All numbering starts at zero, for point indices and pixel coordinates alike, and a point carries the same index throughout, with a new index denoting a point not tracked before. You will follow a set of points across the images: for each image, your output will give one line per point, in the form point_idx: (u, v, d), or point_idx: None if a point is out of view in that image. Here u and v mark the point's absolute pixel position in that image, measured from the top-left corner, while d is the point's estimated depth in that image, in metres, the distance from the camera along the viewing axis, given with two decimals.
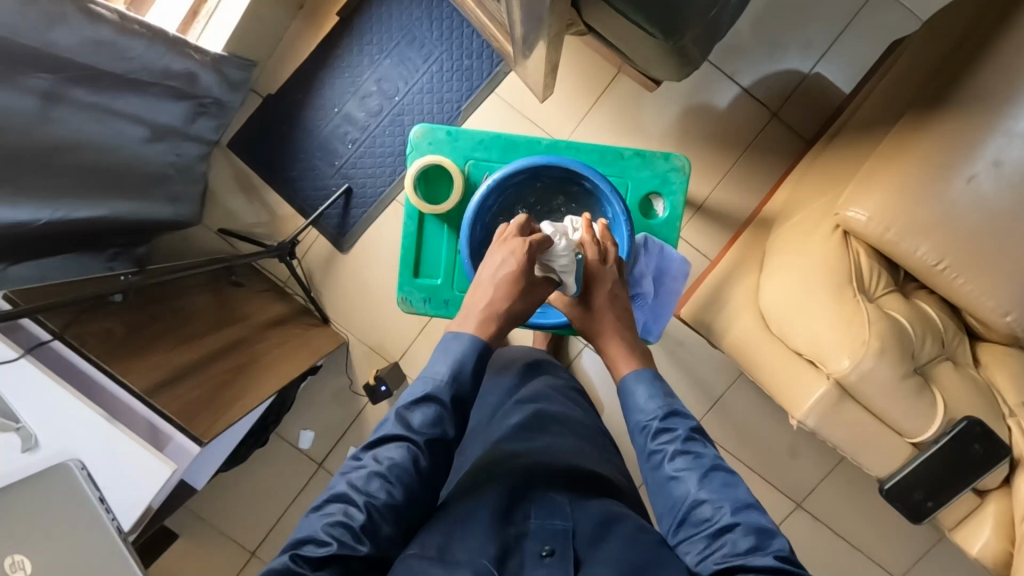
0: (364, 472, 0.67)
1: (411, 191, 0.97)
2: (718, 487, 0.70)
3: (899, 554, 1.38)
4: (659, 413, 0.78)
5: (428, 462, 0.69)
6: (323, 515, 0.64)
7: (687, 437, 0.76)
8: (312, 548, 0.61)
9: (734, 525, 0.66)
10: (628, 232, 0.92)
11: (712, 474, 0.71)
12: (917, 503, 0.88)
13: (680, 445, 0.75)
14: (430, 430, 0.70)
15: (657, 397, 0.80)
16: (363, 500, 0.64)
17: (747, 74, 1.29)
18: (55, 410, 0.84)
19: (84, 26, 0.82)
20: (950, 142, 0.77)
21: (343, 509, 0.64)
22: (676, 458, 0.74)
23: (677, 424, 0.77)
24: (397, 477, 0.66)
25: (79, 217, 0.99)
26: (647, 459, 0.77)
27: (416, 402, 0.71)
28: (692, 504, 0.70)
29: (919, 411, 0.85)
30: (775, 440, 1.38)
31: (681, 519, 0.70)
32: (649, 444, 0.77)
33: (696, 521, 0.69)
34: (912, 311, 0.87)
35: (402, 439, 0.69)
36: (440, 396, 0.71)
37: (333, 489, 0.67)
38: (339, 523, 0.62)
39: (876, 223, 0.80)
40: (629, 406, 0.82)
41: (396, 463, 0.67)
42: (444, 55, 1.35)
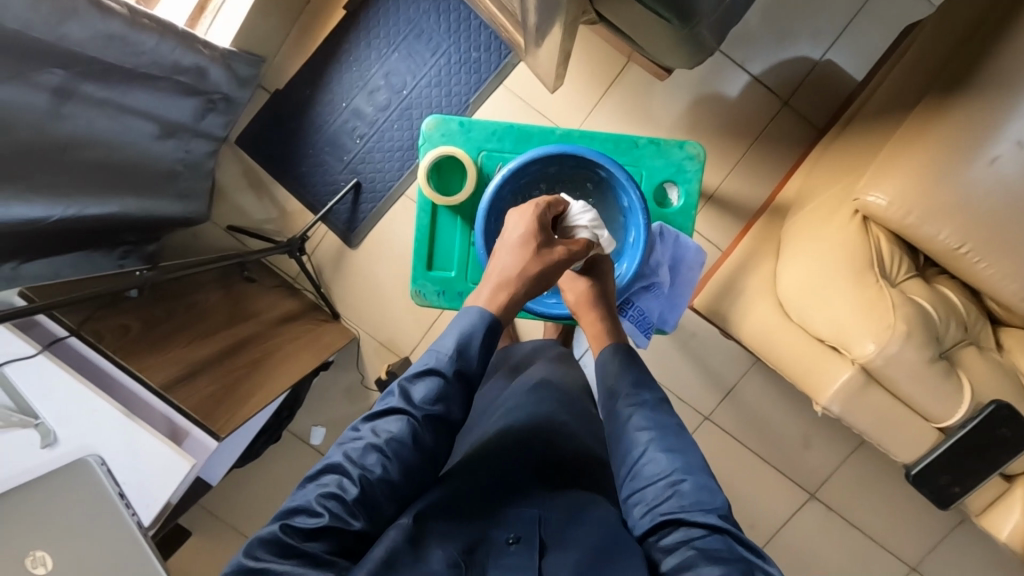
0: (362, 445, 0.64)
1: (424, 183, 0.97)
2: (674, 447, 0.70)
3: (916, 544, 1.37)
4: (629, 379, 0.78)
5: (427, 438, 0.66)
6: (317, 485, 0.62)
7: (653, 402, 0.76)
8: (303, 519, 0.59)
9: (683, 481, 0.67)
10: (644, 221, 0.91)
11: (670, 436, 0.72)
12: (942, 487, 0.89)
13: (643, 408, 0.75)
14: (432, 405, 0.67)
15: (631, 368, 0.80)
16: (358, 474, 0.61)
17: (758, 62, 1.28)
18: (74, 406, 0.84)
19: (96, 21, 0.81)
20: (972, 125, 0.77)
21: (338, 481, 0.62)
22: (637, 418, 0.74)
23: (644, 391, 0.77)
24: (395, 452, 0.64)
25: (90, 215, 0.99)
26: (610, 421, 0.77)
27: (419, 375, 0.68)
28: (647, 460, 0.69)
29: (947, 395, 0.84)
30: (788, 430, 1.37)
31: (632, 472, 0.70)
32: (615, 404, 0.77)
33: (647, 476, 0.68)
34: (935, 296, 0.87)
35: (402, 412, 0.66)
36: (442, 370, 0.68)
37: (329, 459, 0.64)
38: (333, 496, 0.60)
39: (896, 207, 0.79)
40: (602, 372, 0.82)
41: (395, 437, 0.65)
42: (452, 48, 1.34)
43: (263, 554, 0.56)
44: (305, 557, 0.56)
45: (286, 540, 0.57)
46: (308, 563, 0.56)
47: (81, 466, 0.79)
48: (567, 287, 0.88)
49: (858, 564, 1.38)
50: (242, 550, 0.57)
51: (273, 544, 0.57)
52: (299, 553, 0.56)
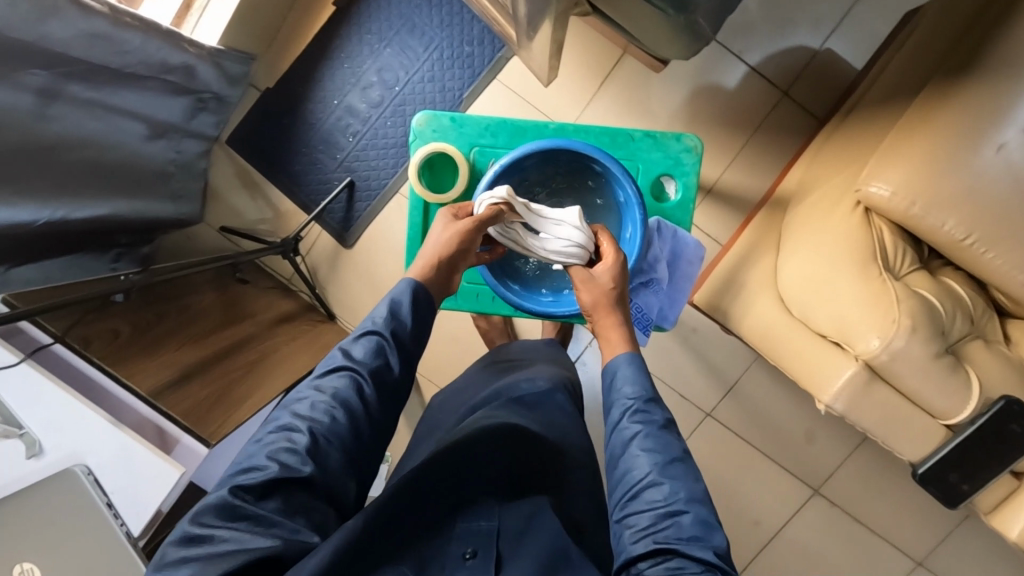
0: (308, 402, 0.63)
1: (416, 181, 0.95)
2: (680, 475, 0.63)
3: (922, 539, 1.35)
4: (641, 394, 0.69)
5: (373, 390, 0.65)
6: (264, 444, 0.60)
7: (664, 422, 0.67)
8: (250, 476, 0.57)
9: (686, 513, 0.60)
10: (641, 217, 0.89)
11: (677, 462, 0.64)
12: (951, 485, 0.87)
13: (652, 427, 0.66)
14: (374, 359, 0.66)
15: (645, 376, 0.70)
16: (307, 428, 0.60)
17: (756, 53, 1.25)
18: (61, 414, 0.82)
19: (76, 19, 0.78)
20: (979, 111, 0.74)
21: (285, 437, 0.60)
22: (642, 437, 0.65)
23: (656, 408, 0.68)
24: (340, 405, 0.63)
25: (80, 218, 0.97)
26: (612, 432, 0.68)
27: (357, 336, 0.68)
28: (647, 485, 0.63)
29: (953, 391, 0.82)
30: (792, 426, 1.35)
31: (629, 495, 0.64)
32: (620, 420, 0.68)
33: (644, 501, 0.62)
34: (940, 289, 0.85)
35: (343, 369, 0.65)
36: (380, 325, 0.68)
37: (276, 420, 0.62)
38: (278, 452, 0.59)
39: (900, 197, 0.77)
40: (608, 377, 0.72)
41: (338, 391, 0.63)
42: (445, 43, 1.32)
43: (208, 519, 0.55)
44: (254, 519, 0.55)
45: (232, 503, 0.55)
46: (258, 526, 0.55)
47: (66, 477, 0.77)
48: (583, 286, 0.77)
49: (864, 560, 1.37)
50: (186, 518, 0.55)
51: (218, 508, 0.55)
52: (246, 515, 0.55)
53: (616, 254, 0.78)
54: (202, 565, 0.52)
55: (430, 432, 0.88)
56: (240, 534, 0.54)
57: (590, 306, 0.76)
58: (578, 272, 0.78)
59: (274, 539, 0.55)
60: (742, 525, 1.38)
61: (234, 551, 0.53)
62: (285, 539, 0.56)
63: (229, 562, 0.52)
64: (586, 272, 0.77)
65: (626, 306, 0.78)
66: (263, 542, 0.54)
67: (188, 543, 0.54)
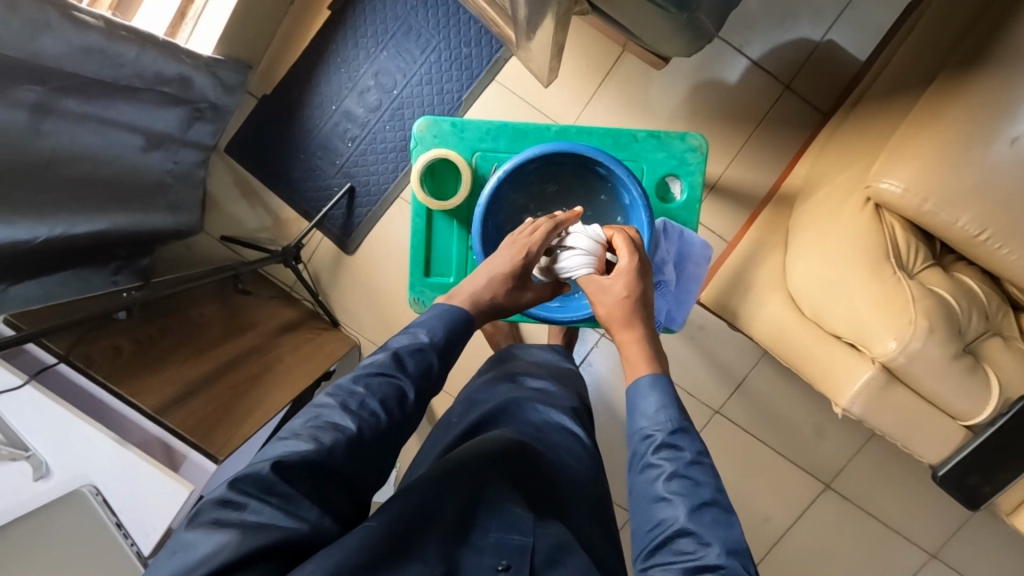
0: (359, 396, 0.63)
1: (418, 187, 0.93)
2: (712, 523, 0.60)
3: (935, 531, 1.34)
4: (668, 426, 0.66)
5: (415, 401, 0.66)
6: (309, 424, 0.60)
7: (693, 461, 0.64)
8: (292, 453, 0.57)
9: (720, 568, 0.57)
10: (648, 219, 0.88)
11: (707, 508, 0.61)
12: (972, 487, 0.86)
13: (680, 467, 0.64)
14: (422, 375, 0.67)
15: (674, 407, 0.67)
16: (356, 426, 0.61)
17: (757, 47, 1.24)
18: (65, 435, 0.81)
19: (70, 33, 0.77)
20: (990, 104, 0.73)
21: (331, 425, 0.60)
22: (670, 479, 0.63)
23: (684, 444, 0.65)
24: (386, 410, 0.63)
25: (78, 233, 0.96)
26: (638, 470, 0.66)
27: (413, 345, 0.68)
28: (675, 533, 0.60)
29: (972, 393, 0.81)
30: (801, 421, 1.34)
31: (657, 543, 0.61)
32: (647, 456, 0.66)
33: (674, 551, 0.60)
34: (955, 285, 0.83)
35: (394, 374, 0.65)
36: (434, 341, 0.69)
37: (325, 403, 0.62)
38: (323, 436, 0.59)
39: (912, 193, 0.76)
40: (632, 407, 0.70)
41: (387, 396, 0.64)
42: (441, 44, 1.30)
43: (248, 487, 0.54)
44: (286, 498, 0.55)
45: (272, 476, 0.55)
46: (289, 506, 0.55)
47: (76, 498, 0.78)
48: (597, 298, 0.75)
49: (878, 554, 1.36)
50: (228, 480, 0.55)
51: (257, 479, 0.54)
52: (281, 492, 0.55)
53: (628, 258, 0.74)
54: (235, 534, 0.52)
55: (439, 438, 0.87)
56: (272, 510, 0.54)
57: (606, 319, 0.75)
58: (590, 284, 0.75)
59: (301, 521, 0.55)
60: (753, 522, 1.37)
61: (266, 526, 0.53)
62: (311, 524, 0.56)
63: (260, 537, 0.52)
64: (599, 283, 0.75)
65: (645, 315, 0.74)
66: (292, 523, 0.55)
67: (224, 505, 0.54)
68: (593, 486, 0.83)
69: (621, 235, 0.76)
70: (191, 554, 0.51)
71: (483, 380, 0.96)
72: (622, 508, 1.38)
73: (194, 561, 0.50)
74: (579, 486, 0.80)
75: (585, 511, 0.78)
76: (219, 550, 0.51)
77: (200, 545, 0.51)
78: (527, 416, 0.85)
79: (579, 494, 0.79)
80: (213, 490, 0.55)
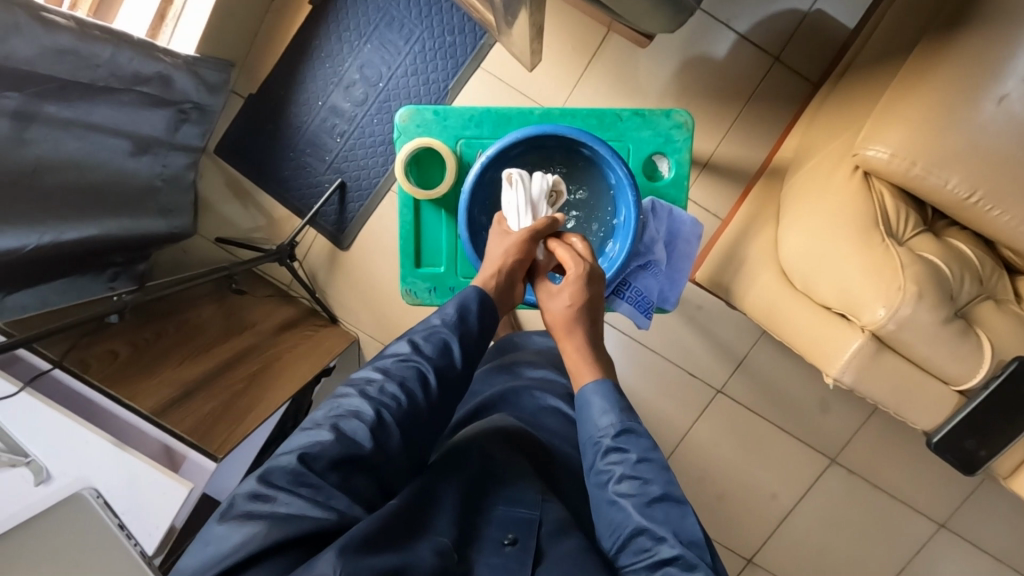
0: (378, 385, 0.63)
1: (404, 178, 0.93)
2: (664, 518, 0.62)
3: (940, 501, 1.33)
4: (612, 429, 0.67)
5: (436, 384, 0.66)
6: (331, 416, 0.61)
7: (639, 460, 0.65)
8: (315, 444, 0.57)
9: (676, 559, 0.59)
10: (634, 198, 0.87)
11: (659, 504, 0.63)
12: (969, 452, 0.84)
13: (629, 468, 0.65)
14: (440, 357, 0.67)
15: (614, 408, 0.69)
16: (376, 410, 0.61)
17: (744, 19, 1.22)
18: (65, 442, 0.82)
19: (40, 34, 0.76)
20: (977, 62, 0.72)
21: (353, 412, 0.61)
22: (622, 481, 0.64)
23: (629, 444, 0.66)
24: (406, 393, 0.63)
25: (69, 240, 0.96)
26: (592, 476, 0.67)
27: (427, 329, 0.69)
28: (633, 532, 0.62)
29: (964, 356, 0.80)
30: (803, 395, 1.34)
31: (618, 544, 0.63)
32: (598, 462, 0.67)
33: (635, 550, 0.62)
34: (947, 250, 0.82)
35: (412, 357, 0.66)
36: (447, 321, 0.70)
37: (345, 397, 0.63)
38: (344, 424, 0.60)
39: (899, 159, 0.75)
40: (580, 414, 0.71)
41: (406, 379, 0.64)
42: (425, 34, 1.29)
43: (275, 480, 0.55)
44: (316, 488, 0.55)
45: (298, 467, 0.55)
46: (318, 496, 0.55)
47: (76, 501, 0.77)
48: (546, 305, 0.80)
49: (885, 527, 1.35)
50: (256, 475, 0.55)
51: (285, 472, 0.55)
52: (310, 483, 0.55)
53: (574, 266, 0.78)
54: (264, 524, 0.52)
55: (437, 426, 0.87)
56: (302, 501, 0.54)
57: (552, 326, 0.78)
58: (542, 293, 0.81)
59: (330, 511, 0.55)
60: (760, 499, 1.37)
61: (292, 516, 0.53)
62: (339, 513, 0.56)
63: (288, 527, 0.52)
64: (547, 291, 0.80)
65: (589, 323, 0.78)
66: (321, 513, 0.54)
67: (254, 499, 0.54)
68: None
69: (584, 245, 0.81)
70: (220, 548, 0.51)
71: (484, 369, 0.96)
72: None
73: (224, 553, 0.51)
74: (579, 469, 0.79)
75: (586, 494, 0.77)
76: (250, 539, 0.51)
77: (229, 537, 0.51)
78: (521, 403, 0.85)
79: (577, 480, 0.78)
80: (242, 486, 0.56)
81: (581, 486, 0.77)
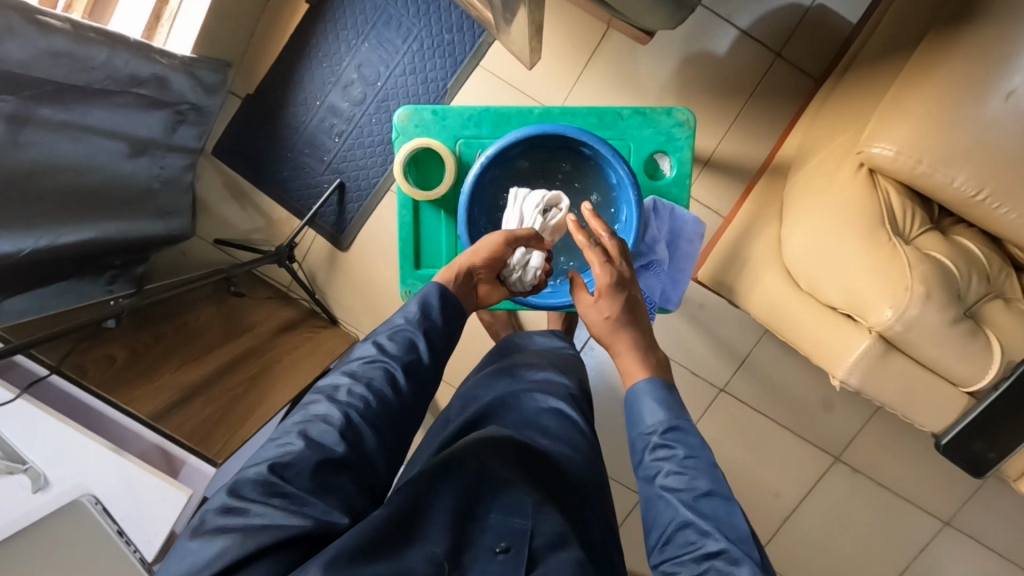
0: (344, 388, 0.64)
1: (402, 178, 0.92)
2: (710, 512, 0.64)
3: (946, 499, 1.32)
4: (660, 427, 0.72)
5: (404, 380, 0.67)
6: (298, 423, 0.60)
7: (687, 456, 0.69)
8: (284, 453, 0.57)
9: (721, 553, 0.60)
10: (636, 198, 0.86)
11: (706, 498, 0.65)
12: (977, 454, 0.82)
13: (676, 463, 0.69)
14: (405, 354, 0.68)
15: (663, 406, 0.73)
16: (344, 410, 0.61)
17: (745, 15, 1.21)
18: (65, 449, 0.81)
19: (35, 38, 0.75)
20: (984, 58, 0.70)
21: (320, 416, 0.60)
22: (669, 475, 0.68)
23: (678, 441, 0.71)
24: (374, 393, 0.64)
25: (65, 244, 0.94)
26: (641, 472, 0.72)
27: (390, 331, 0.70)
28: (677, 526, 0.64)
29: (972, 356, 0.79)
30: (807, 393, 1.33)
31: (663, 539, 0.65)
32: (647, 458, 0.71)
33: (680, 543, 0.63)
34: (954, 249, 0.81)
35: (377, 359, 0.67)
36: (410, 320, 0.71)
37: (311, 403, 0.63)
38: (311, 429, 0.59)
39: (905, 156, 0.74)
40: (631, 413, 0.76)
41: (373, 379, 0.65)
42: (422, 32, 1.28)
43: (245, 491, 0.54)
44: (289, 496, 0.54)
45: (269, 476, 0.54)
46: (292, 505, 0.54)
47: (74, 509, 0.78)
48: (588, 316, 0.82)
49: (890, 525, 1.35)
50: (226, 488, 0.54)
51: (256, 482, 0.54)
52: (283, 492, 0.54)
53: (602, 272, 0.77)
54: (237, 537, 0.50)
55: (438, 430, 0.87)
56: (274, 511, 0.53)
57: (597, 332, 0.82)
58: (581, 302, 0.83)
59: (307, 518, 0.53)
60: (764, 498, 1.36)
61: (267, 526, 0.51)
62: (317, 520, 0.54)
63: (266, 536, 0.51)
64: (585, 301, 0.82)
65: (633, 324, 0.80)
66: (298, 521, 0.53)
67: (225, 513, 0.53)
68: (595, 471, 0.81)
69: (616, 243, 0.79)
70: (193, 564, 0.50)
71: (485, 372, 0.95)
72: (630, 492, 1.35)
73: (199, 566, 0.49)
74: (581, 473, 0.78)
75: (588, 498, 0.76)
76: (223, 552, 0.50)
77: (203, 550, 0.50)
78: (522, 406, 0.84)
79: (580, 484, 0.77)
80: (211, 501, 0.55)
81: (583, 490, 0.76)
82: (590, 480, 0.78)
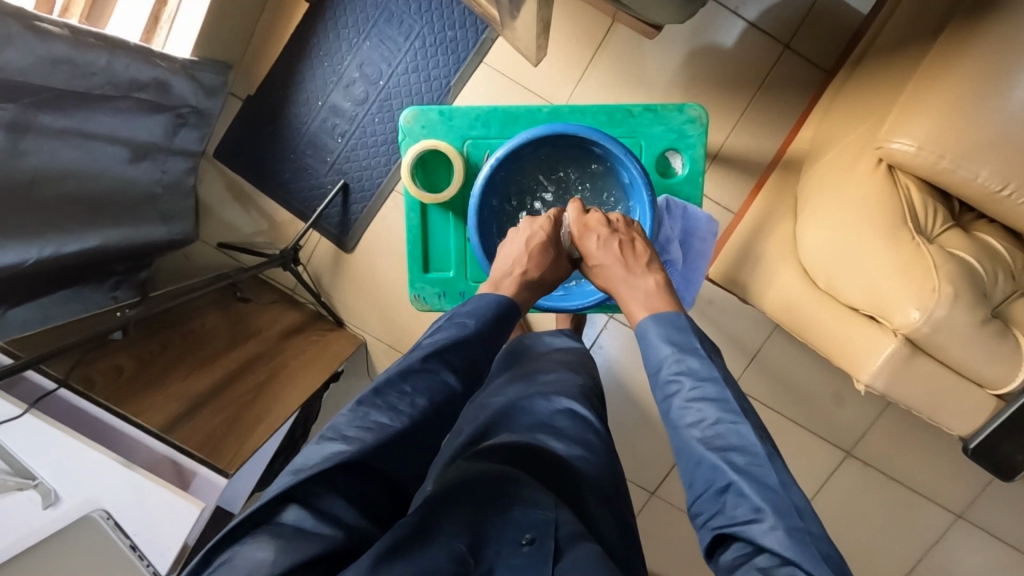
0: (404, 397, 0.61)
1: (410, 181, 0.90)
2: (723, 442, 0.63)
3: (958, 493, 1.31)
4: (667, 361, 0.70)
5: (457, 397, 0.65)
6: (350, 425, 0.57)
7: (696, 385, 0.67)
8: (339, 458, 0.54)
9: (733, 485, 0.61)
10: (649, 198, 0.85)
11: (718, 429, 0.64)
12: (1005, 456, 0.81)
13: (687, 397, 0.67)
14: (466, 370, 0.67)
15: (668, 338, 0.71)
16: (403, 424, 0.59)
17: (752, 6, 1.18)
18: (69, 465, 0.80)
19: (34, 44, 0.74)
20: (1009, 48, 0.69)
21: (376, 424, 0.58)
22: (683, 411, 0.67)
23: (687, 371, 0.68)
24: (432, 409, 0.62)
25: (69, 253, 0.93)
26: (659, 408, 0.71)
27: (455, 337, 0.67)
28: (694, 462, 0.65)
29: (1001, 358, 0.78)
30: (818, 389, 1.31)
31: (684, 474, 0.66)
32: (662, 394, 0.70)
33: (699, 480, 0.64)
34: (978, 247, 0.80)
35: (439, 369, 0.64)
36: (478, 331, 0.69)
37: (366, 403, 0.59)
38: (368, 437, 0.57)
39: (926, 152, 0.72)
40: (643, 349, 0.74)
41: (432, 392, 0.63)
42: (425, 29, 1.26)
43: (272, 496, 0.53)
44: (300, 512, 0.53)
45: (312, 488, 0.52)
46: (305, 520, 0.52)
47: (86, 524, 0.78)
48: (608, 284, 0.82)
49: (903, 519, 1.33)
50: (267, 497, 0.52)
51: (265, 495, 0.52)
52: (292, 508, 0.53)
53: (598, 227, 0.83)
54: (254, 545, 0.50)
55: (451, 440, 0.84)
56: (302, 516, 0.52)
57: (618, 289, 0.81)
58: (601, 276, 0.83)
59: (338, 528, 0.53)
60: None
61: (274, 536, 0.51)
62: (347, 528, 0.53)
63: (293, 547, 0.49)
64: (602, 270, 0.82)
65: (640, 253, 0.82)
66: (327, 531, 0.52)
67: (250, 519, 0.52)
68: (613, 472, 0.80)
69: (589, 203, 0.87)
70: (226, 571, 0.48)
71: (499, 380, 0.93)
72: (642, 490, 1.34)
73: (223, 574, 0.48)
74: (599, 478, 0.77)
75: (609, 502, 0.75)
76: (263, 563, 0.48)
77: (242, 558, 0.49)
78: (534, 409, 0.82)
79: (599, 487, 0.75)
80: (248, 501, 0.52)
81: (603, 492, 0.75)
82: (608, 484, 0.77)
